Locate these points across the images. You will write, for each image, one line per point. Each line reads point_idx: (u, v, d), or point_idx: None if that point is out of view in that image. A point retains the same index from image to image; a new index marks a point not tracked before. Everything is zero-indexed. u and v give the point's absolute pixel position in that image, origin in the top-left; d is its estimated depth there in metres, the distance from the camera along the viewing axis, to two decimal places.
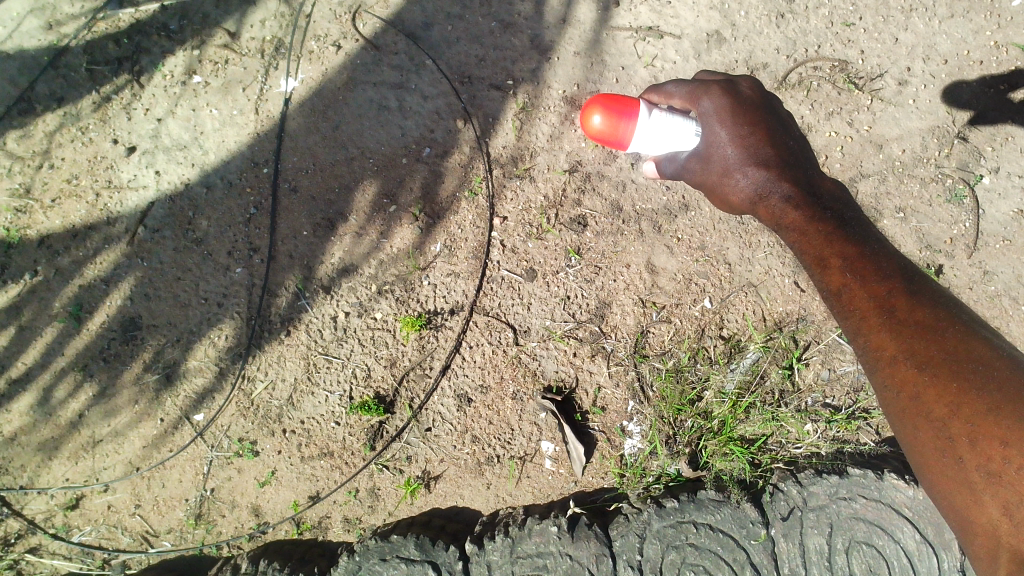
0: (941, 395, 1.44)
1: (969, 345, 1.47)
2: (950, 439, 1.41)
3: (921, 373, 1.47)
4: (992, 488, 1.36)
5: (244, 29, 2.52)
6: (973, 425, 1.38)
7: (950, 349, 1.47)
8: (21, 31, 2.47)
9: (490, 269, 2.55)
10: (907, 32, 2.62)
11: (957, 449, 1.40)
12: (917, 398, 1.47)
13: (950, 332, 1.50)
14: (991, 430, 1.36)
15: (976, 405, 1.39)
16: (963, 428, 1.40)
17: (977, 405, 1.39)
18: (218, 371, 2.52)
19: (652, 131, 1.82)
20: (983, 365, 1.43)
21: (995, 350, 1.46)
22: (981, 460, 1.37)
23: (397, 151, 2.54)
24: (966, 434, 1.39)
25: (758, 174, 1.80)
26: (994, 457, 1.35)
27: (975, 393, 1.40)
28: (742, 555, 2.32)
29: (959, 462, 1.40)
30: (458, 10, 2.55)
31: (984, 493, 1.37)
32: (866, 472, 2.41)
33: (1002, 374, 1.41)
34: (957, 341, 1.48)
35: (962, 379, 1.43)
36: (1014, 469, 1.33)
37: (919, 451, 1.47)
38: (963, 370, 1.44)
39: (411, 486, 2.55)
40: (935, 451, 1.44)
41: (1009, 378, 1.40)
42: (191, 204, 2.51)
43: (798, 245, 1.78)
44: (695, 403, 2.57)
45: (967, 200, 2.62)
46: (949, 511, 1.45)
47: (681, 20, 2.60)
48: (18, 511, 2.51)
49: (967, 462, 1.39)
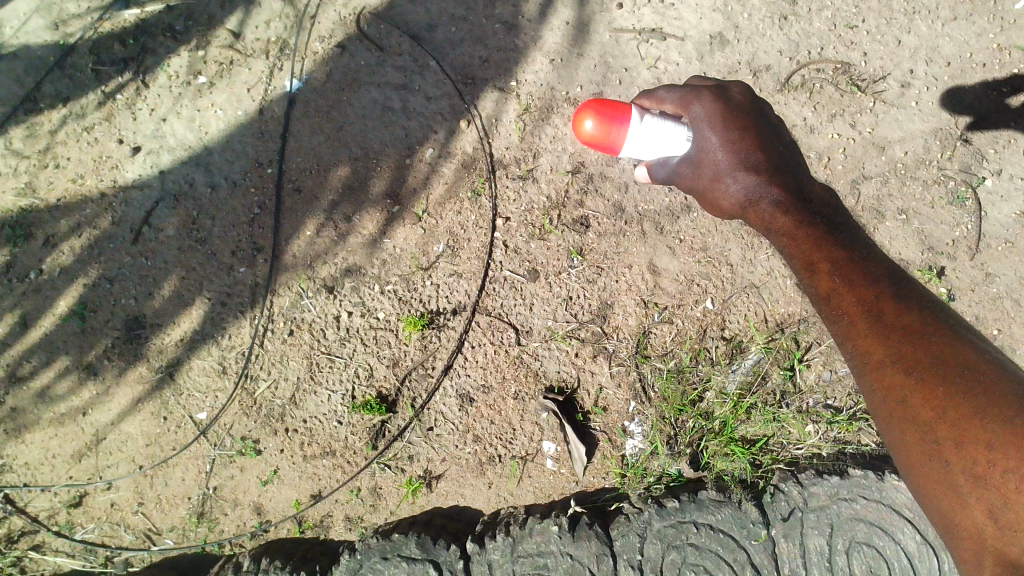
0: (927, 399, 1.44)
1: (955, 350, 1.48)
2: (936, 443, 1.41)
3: (907, 377, 1.48)
4: (978, 492, 1.35)
5: (248, 30, 2.53)
6: (959, 429, 1.38)
7: (937, 353, 1.48)
8: (27, 30, 2.49)
9: (492, 270, 2.55)
10: (910, 35, 2.63)
11: (943, 454, 1.40)
12: (904, 402, 1.47)
13: (936, 336, 1.51)
14: (976, 434, 1.36)
15: (962, 409, 1.39)
16: (949, 431, 1.40)
17: (963, 409, 1.39)
18: (221, 369, 2.53)
19: (643, 136, 1.84)
20: (969, 369, 1.43)
21: (982, 354, 1.47)
22: (967, 463, 1.37)
23: (400, 151, 2.55)
24: (951, 438, 1.39)
25: (747, 178, 1.81)
26: (979, 461, 1.35)
27: (962, 398, 1.40)
28: (742, 555, 2.32)
29: (946, 466, 1.40)
30: (462, 11, 2.56)
31: (970, 497, 1.37)
32: (867, 473, 2.41)
33: (989, 378, 1.41)
34: (943, 345, 1.49)
35: (948, 383, 1.43)
36: (1000, 473, 1.32)
37: (906, 454, 1.48)
38: (950, 374, 1.44)
39: (413, 485, 2.56)
40: (922, 455, 1.44)
41: (995, 382, 1.40)
42: (195, 203, 2.52)
43: (787, 249, 1.79)
44: (697, 404, 2.58)
45: (970, 203, 2.63)
46: (936, 515, 1.45)
47: (684, 22, 2.61)
48: (23, 508, 2.53)
49: (953, 466, 1.39)
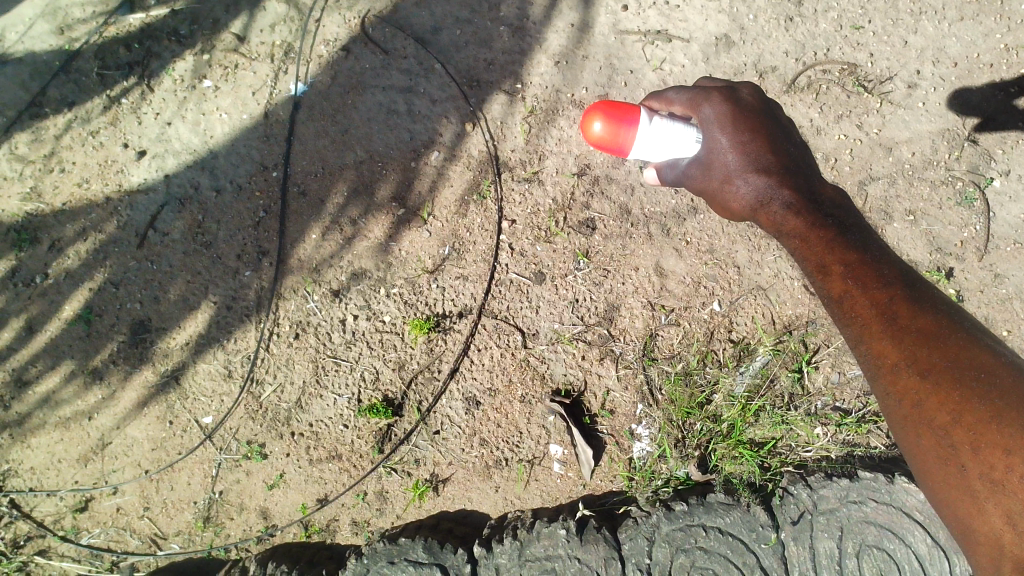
0: (943, 403, 1.43)
1: (970, 352, 1.47)
2: (952, 447, 1.41)
3: (921, 381, 1.47)
4: (994, 497, 1.35)
5: (253, 33, 2.53)
6: (976, 434, 1.38)
7: (953, 357, 1.47)
8: (32, 35, 2.49)
9: (499, 273, 2.55)
10: (917, 35, 2.62)
11: (959, 458, 1.39)
12: (920, 406, 1.46)
13: (951, 339, 1.50)
14: (992, 438, 1.35)
15: (978, 413, 1.38)
16: (965, 436, 1.39)
17: (979, 412, 1.38)
18: (227, 373, 2.52)
19: (652, 137, 1.80)
20: (985, 373, 1.42)
21: (997, 357, 1.46)
22: (984, 468, 1.36)
23: (405, 154, 2.54)
24: (967, 442, 1.38)
25: (759, 181, 1.81)
26: (997, 465, 1.34)
27: (979, 402, 1.39)
28: (751, 558, 2.31)
29: (961, 470, 1.39)
30: (467, 14, 2.56)
31: (987, 501, 1.36)
32: (877, 475, 2.41)
33: (1005, 381, 1.40)
34: (959, 349, 1.48)
35: (964, 387, 1.42)
36: (1018, 477, 1.31)
37: (920, 458, 1.47)
38: (966, 377, 1.43)
39: (419, 488, 2.54)
40: (937, 459, 1.43)
41: (1012, 385, 1.39)
42: (200, 207, 2.51)
43: (799, 251, 1.78)
44: (704, 406, 2.56)
45: (978, 203, 2.61)
46: (950, 518, 1.44)
47: (690, 23, 2.60)
48: (28, 513, 2.52)
49: (970, 470, 1.38)
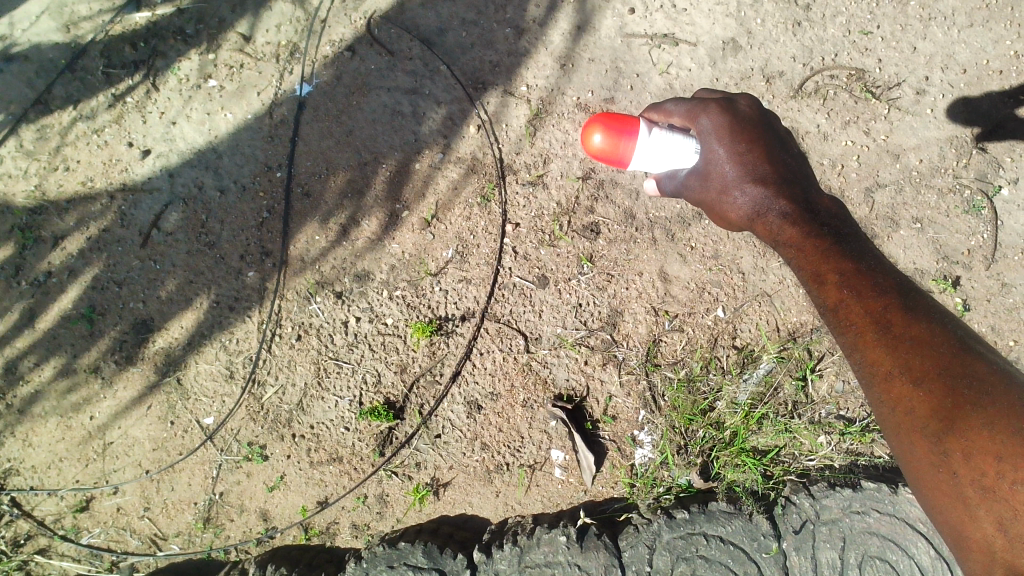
0: (935, 410, 1.42)
1: (964, 361, 1.45)
2: (944, 454, 1.38)
3: (914, 389, 1.46)
4: (987, 504, 1.31)
5: (259, 33, 2.53)
6: (968, 441, 1.35)
7: (946, 365, 1.45)
8: (36, 31, 2.49)
9: (502, 277, 2.53)
10: (926, 41, 2.60)
11: (951, 465, 1.37)
12: (913, 414, 1.44)
13: (945, 348, 1.49)
14: (985, 445, 1.33)
15: (971, 420, 1.37)
16: (958, 443, 1.37)
17: (971, 420, 1.37)
18: (229, 373, 2.52)
19: (653, 149, 1.78)
20: (978, 382, 1.41)
21: (991, 366, 1.44)
22: (975, 475, 1.33)
23: (409, 155, 2.53)
24: (960, 450, 1.36)
25: (756, 191, 1.79)
26: (989, 472, 1.32)
27: (971, 409, 1.37)
28: (753, 568, 2.31)
29: (954, 477, 1.37)
30: (473, 16, 2.55)
31: (979, 508, 1.32)
32: (880, 486, 2.40)
33: (998, 390, 1.38)
34: (953, 357, 1.47)
35: (957, 395, 1.41)
36: (1010, 484, 1.29)
37: (914, 466, 1.44)
38: (959, 385, 1.42)
39: (420, 493, 2.53)
40: (930, 466, 1.40)
41: (1006, 393, 1.37)
42: (204, 207, 2.51)
43: (795, 260, 1.77)
44: (707, 413, 2.55)
45: (986, 211, 2.59)
46: (944, 528, 1.40)
47: (696, 27, 2.58)
48: (29, 512, 2.52)
49: (962, 478, 1.35)
